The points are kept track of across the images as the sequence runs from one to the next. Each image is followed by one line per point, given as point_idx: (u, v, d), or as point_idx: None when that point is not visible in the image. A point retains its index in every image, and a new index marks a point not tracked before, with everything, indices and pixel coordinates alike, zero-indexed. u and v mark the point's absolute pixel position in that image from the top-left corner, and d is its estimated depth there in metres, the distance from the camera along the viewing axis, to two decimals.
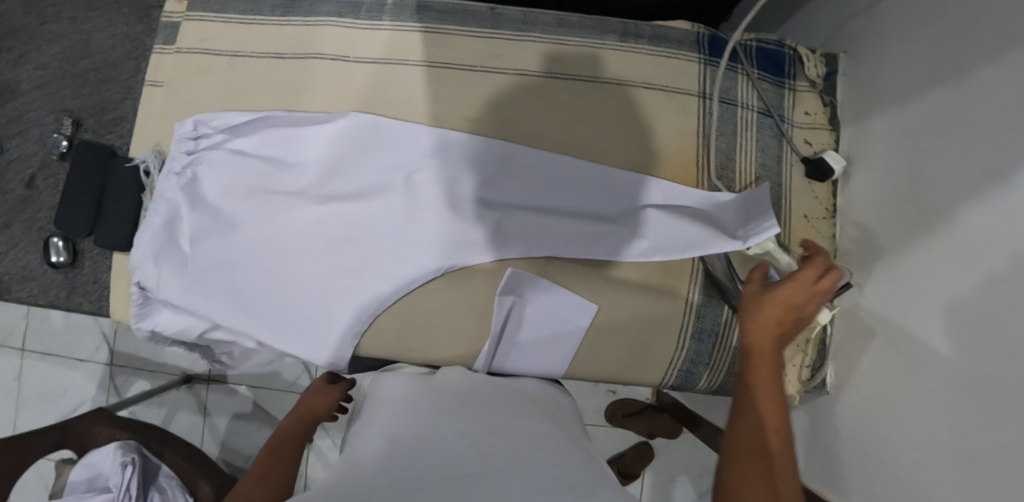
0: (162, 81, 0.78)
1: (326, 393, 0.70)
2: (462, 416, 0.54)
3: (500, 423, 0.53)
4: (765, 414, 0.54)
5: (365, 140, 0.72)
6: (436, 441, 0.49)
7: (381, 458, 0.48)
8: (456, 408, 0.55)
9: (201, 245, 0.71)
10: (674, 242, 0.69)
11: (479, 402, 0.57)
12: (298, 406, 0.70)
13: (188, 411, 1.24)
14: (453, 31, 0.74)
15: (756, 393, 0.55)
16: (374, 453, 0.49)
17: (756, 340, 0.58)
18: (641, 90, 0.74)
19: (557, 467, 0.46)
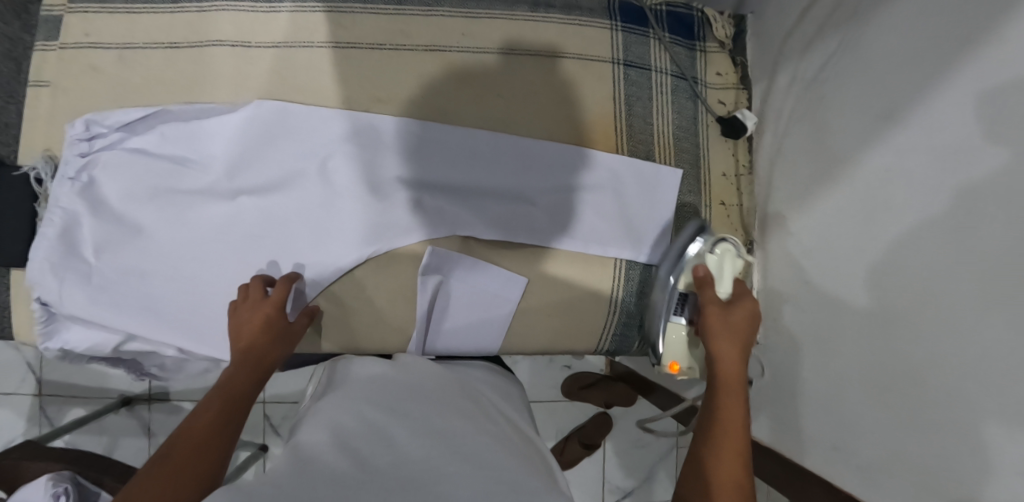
0: (47, 81, 0.72)
1: (263, 318, 0.62)
2: (417, 407, 0.52)
3: (454, 418, 0.51)
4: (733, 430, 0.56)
5: (272, 128, 0.70)
6: (391, 439, 0.47)
7: (329, 448, 0.45)
8: (412, 399, 0.53)
9: (107, 253, 0.68)
10: (584, 231, 0.72)
11: (436, 392, 0.55)
12: (238, 346, 0.60)
13: (131, 436, 1.18)
14: (357, 10, 0.72)
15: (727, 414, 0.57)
16: (321, 440, 0.46)
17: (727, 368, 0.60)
18: (554, 60, 0.74)
19: (510, 470, 0.45)
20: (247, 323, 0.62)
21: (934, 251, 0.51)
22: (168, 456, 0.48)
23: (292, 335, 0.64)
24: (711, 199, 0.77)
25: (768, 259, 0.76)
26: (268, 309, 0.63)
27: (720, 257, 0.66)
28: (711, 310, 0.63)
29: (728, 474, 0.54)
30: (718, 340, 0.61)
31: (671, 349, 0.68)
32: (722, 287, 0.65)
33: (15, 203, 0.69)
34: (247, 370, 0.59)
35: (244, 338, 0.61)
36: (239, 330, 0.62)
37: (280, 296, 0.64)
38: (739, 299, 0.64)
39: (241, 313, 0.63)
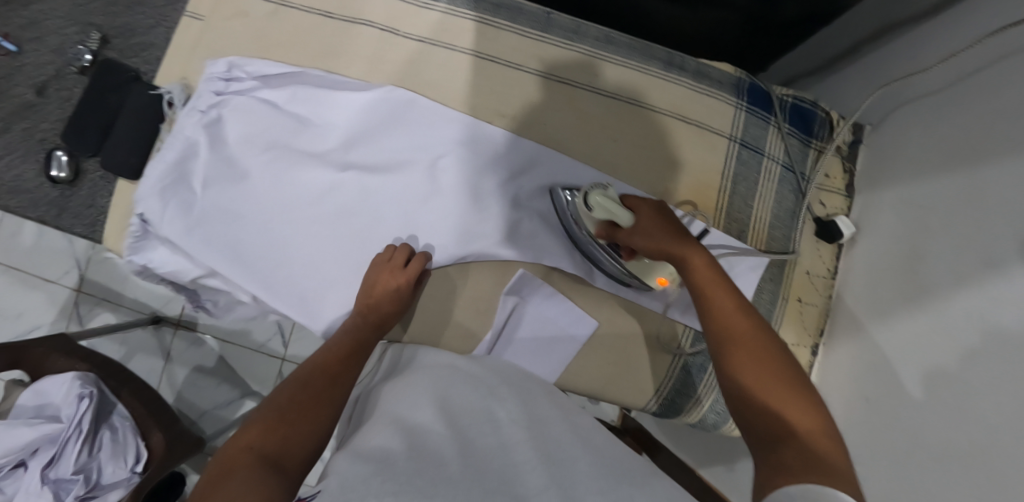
0: (201, 16, 0.75)
1: (391, 280, 0.67)
2: (510, 394, 0.54)
3: (542, 409, 0.53)
4: (764, 362, 0.57)
5: (396, 116, 0.72)
6: (491, 423, 0.49)
7: (437, 430, 0.47)
8: (500, 385, 0.55)
9: (211, 190, 0.70)
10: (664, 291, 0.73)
11: (523, 384, 0.57)
12: (372, 293, 0.67)
13: (149, 354, 1.20)
14: (503, 26, 0.74)
15: (744, 346, 0.58)
16: (428, 420, 0.49)
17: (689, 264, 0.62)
18: (675, 122, 0.76)
19: (608, 460, 0.47)
20: (378, 285, 0.67)
21: (1009, 401, 0.52)
22: (303, 386, 0.61)
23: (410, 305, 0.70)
24: (790, 293, 0.78)
25: (827, 351, 0.76)
26: (400, 281, 0.67)
27: (602, 203, 0.64)
28: (635, 240, 0.65)
29: (753, 363, 0.57)
30: (658, 252, 0.64)
31: (648, 274, 0.69)
32: (621, 221, 0.64)
33: (142, 119, 0.73)
34: (370, 327, 0.67)
35: (373, 296, 0.67)
36: (371, 287, 0.68)
37: (413, 270, 0.68)
38: (641, 215, 0.65)
39: (375, 274, 0.68)
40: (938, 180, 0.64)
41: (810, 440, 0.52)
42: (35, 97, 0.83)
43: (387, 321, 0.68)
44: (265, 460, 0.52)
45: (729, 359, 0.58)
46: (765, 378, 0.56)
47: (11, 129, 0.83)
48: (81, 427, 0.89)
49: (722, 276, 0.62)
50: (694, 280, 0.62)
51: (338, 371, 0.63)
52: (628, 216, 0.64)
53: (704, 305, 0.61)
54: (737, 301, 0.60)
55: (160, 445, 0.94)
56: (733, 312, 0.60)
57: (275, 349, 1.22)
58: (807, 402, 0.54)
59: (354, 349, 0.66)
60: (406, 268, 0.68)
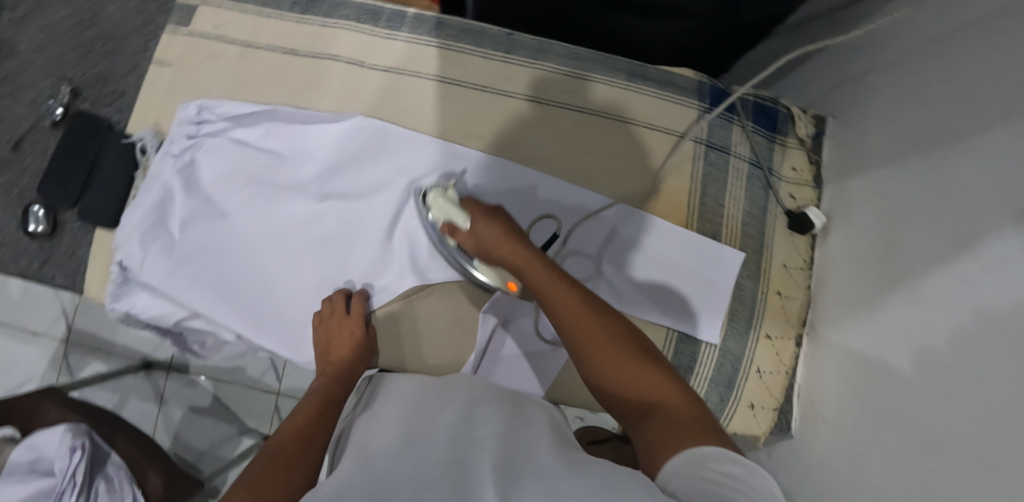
0: (170, 62, 0.77)
1: (340, 329, 0.69)
2: (479, 409, 0.52)
3: (512, 424, 0.51)
4: (611, 345, 0.58)
5: (368, 144, 0.73)
6: (450, 441, 0.47)
7: (395, 455, 0.47)
8: (471, 402, 0.54)
9: (190, 232, 0.71)
10: (646, 296, 0.76)
11: (498, 400, 0.55)
12: (325, 348, 0.69)
13: (143, 399, 1.19)
14: (466, 50, 0.76)
15: (590, 332, 0.59)
16: (387, 450, 0.48)
17: (528, 261, 0.62)
18: (642, 129, 0.78)
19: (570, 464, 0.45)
20: (332, 338, 0.69)
21: (982, 382, 0.52)
22: (277, 451, 0.58)
23: (371, 348, 0.71)
24: (769, 287, 0.77)
25: (809, 343, 0.76)
26: (352, 326, 0.69)
27: (441, 204, 0.67)
28: (472, 240, 0.65)
29: (604, 350, 0.58)
30: (493, 252, 0.64)
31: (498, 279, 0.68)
32: (458, 221, 0.66)
33: (120, 167, 0.74)
34: (336, 383, 0.68)
35: (330, 351, 0.69)
36: (326, 343, 0.69)
37: (358, 312, 0.70)
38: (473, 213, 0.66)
39: (325, 328, 0.69)
40: (906, 168, 0.65)
41: (668, 406, 0.54)
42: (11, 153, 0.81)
43: (353, 371, 0.69)
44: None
45: (584, 350, 0.59)
46: (615, 360, 0.57)
47: None
48: (75, 480, 0.88)
49: (553, 267, 0.62)
50: (534, 278, 0.62)
51: (310, 429, 0.61)
52: (463, 215, 0.66)
53: (547, 303, 0.61)
54: (574, 287, 0.61)
55: (158, 489, 0.96)
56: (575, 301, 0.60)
57: (269, 384, 1.20)
58: (658, 369, 0.57)
59: (318, 411, 0.64)
60: (351, 312, 0.70)
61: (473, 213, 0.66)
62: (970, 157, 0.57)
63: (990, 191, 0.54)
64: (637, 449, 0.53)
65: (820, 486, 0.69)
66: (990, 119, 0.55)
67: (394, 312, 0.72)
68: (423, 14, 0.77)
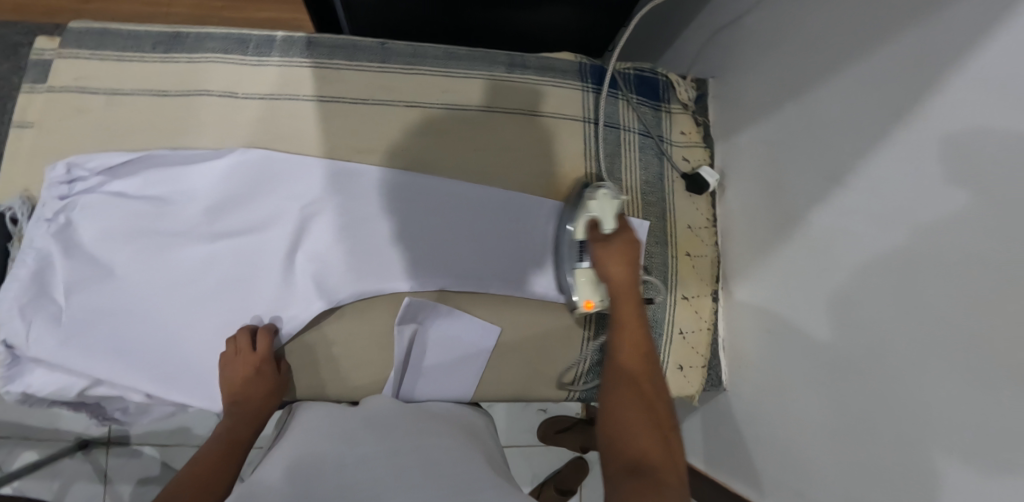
0: (31, 122, 0.73)
1: (246, 364, 0.66)
2: (369, 437, 0.54)
3: (399, 444, 0.53)
4: (647, 402, 0.62)
5: (254, 176, 0.71)
6: (336, 472, 0.49)
7: (281, 485, 0.47)
8: (364, 431, 0.55)
9: (81, 296, 0.67)
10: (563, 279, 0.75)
11: (391, 425, 0.57)
12: (231, 386, 0.67)
13: (85, 481, 1.13)
14: (342, 65, 0.75)
15: (630, 382, 0.63)
16: (274, 480, 0.48)
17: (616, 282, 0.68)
18: (530, 118, 0.79)
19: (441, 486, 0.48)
20: (236, 377, 0.66)
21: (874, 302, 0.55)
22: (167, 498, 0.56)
23: (281, 385, 0.69)
24: (678, 250, 0.79)
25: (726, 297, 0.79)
26: (256, 363, 0.66)
27: (600, 203, 0.69)
28: (598, 247, 0.69)
29: (631, 395, 0.62)
30: (611, 263, 0.68)
31: (583, 291, 0.71)
32: (605, 225, 0.69)
33: None
34: (245, 423, 0.66)
35: (237, 389, 0.66)
36: (231, 382, 0.67)
37: (264, 348, 0.67)
38: (622, 230, 0.69)
39: (231, 367, 0.67)
40: (778, 118, 0.68)
41: (660, 475, 0.55)
42: None
43: (264, 410, 0.67)
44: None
45: (617, 392, 0.63)
46: (641, 413, 0.60)
47: None
48: None
49: (638, 304, 0.67)
50: (620, 303, 0.67)
51: (207, 475, 0.60)
52: (611, 224, 0.69)
53: (614, 330, 0.67)
54: (642, 336, 0.66)
55: None
56: (636, 336, 0.66)
57: None
58: (670, 443, 0.59)
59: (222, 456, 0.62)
60: (257, 348, 0.67)
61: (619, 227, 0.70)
62: (838, 105, 0.60)
63: (852, 125, 0.58)
64: (610, 498, 0.54)
65: (759, 437, 0.72)
66: (842, 57, 0.59)
67: (307, 341, 0.71)
68: (292, 36, 0.76)
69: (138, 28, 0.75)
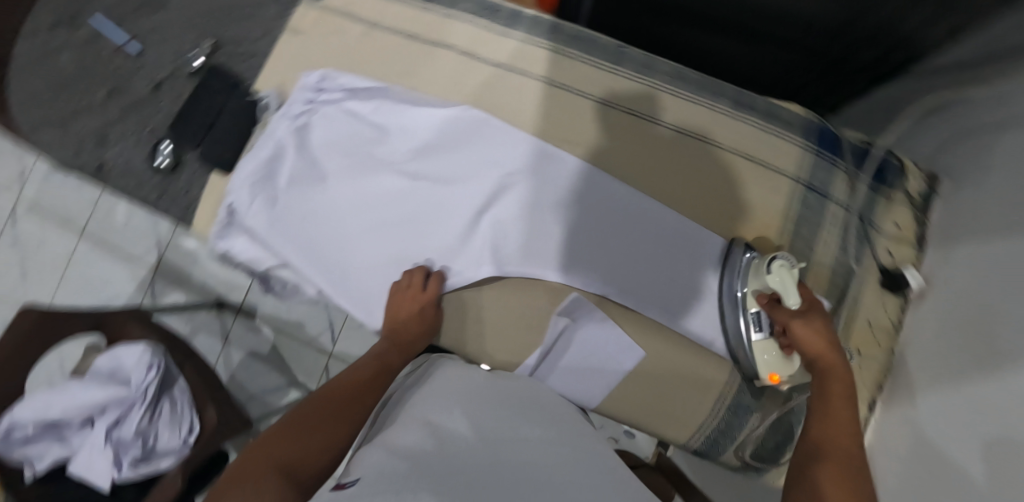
0: (301, 31, 0.82)
1: (409, 299, 0.73)
2: (503, 414, 0.58)
3: (528, 430, 0.57)
4: (851, 484, 0.53)
5: (466, 133, 0.76)
6: (463, 451, 0.51)
7: (417, 449, 0.51)
8: (499, 409, 0.60)
9: (296, 187, 0.76)
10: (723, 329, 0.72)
11: (524, 404, 0.62)
12: (389, 313, 0.73)
13: (210, 335, 1.22)
14: (577, 56, 0.78)
15: (829, 457, 0.56)
16: (413, 442, 0.52)
17: (820, 356, 0.62)
18: (740, 160, 0.76)
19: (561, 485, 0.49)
20: (397, 308, 0.73)
21: None
22: (319, 399, 0.65)
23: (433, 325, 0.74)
24: (848, 344, 0.74)
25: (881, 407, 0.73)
26: (421, 302, 0.72)
27: (778, 276, 0.64)
28: (796, 324, 0.64)
29: (840, 480, 0.53)
30: (810, 344, 0.63)
31: (763, 367, 0.68)
32: (789, 302, 0.64)
33: (242, 121, 0.80)
34: (399, 352, 0.72)
35: (397, 318, 0.73)
36: (395, 310, 0.73)
37: (431, 289, 0.73)
38: (815, 310, 0.64)
39: (398, 292, 0.73)
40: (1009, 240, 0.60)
41: None
42: (149, 93, 0.84)
43: (415, 344, 0.73)
44: (281, 469, 0.55)
45: (814, 463, 0.56)
46: (837, 486, 0.53)
47: (125, 119, 0.83)
48: (145, 396, 0.92)
49: (848, 385, 0.61)
50: (827, 383, 0.61)
51: (358, 390, 0.66)
52: (800, 302, 0.64)
53: (821, 411, 0.60)
54: (853, 419, 0.59)
55: (212, 421, 0.98)
56: (846, 424, 0.58)
57: (324, 345, 1.20)
58: None
59: (374, 374, 0.69)
60: (427, 289, 0.73)
61: (808, 303, 0.65)
62: None
63: None
64: None
65: None
66: None
67: (465, 298, 0.75)
68: (540, 17, 0.79)
69: None
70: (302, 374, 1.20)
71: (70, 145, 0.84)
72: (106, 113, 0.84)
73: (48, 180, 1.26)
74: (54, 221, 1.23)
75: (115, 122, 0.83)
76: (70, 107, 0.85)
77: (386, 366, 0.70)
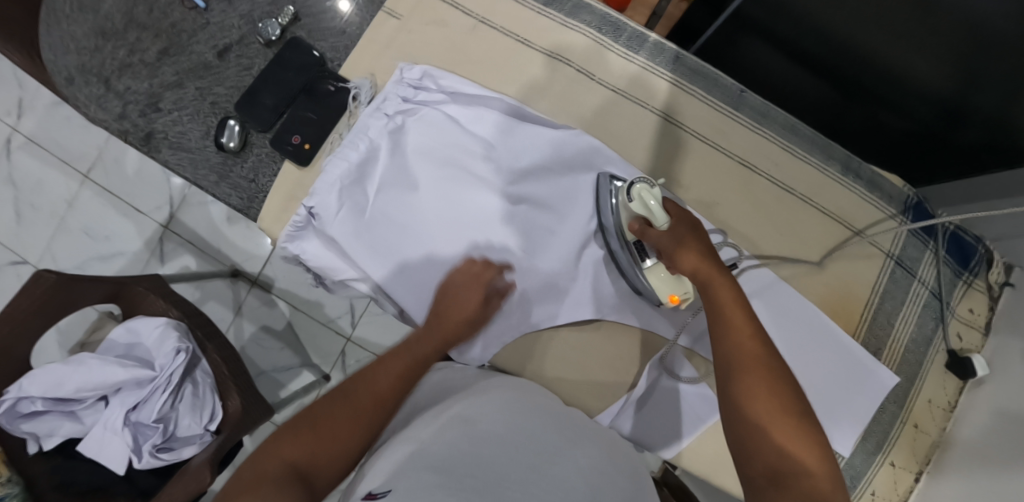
0: (399, 14, 0.74)
1: (469, 288, 0.64)
2: (524, 414, 0.56)
3: (546, 430, 0.55)
4: (776, 397, 0.54)
5: (574, 161, 0.72)
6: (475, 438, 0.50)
7: (431, 441, 0.50)
8: (517, 408, 0.57)
9: (387, 194, 0.70)
10: None
11: (556, 420, 0.58)
12: (444, 298, 0.64)
13: (221, 304, 1.14)
14: (696, 93, 0.75)
15: (742, 373, 0.56)
16: (427, 436, 0.51)
17: (704, 273, 0.60)
18: (840, 228, 0.75)
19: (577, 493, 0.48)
20: (453, 298, 0.63)
21: None
22: (345, 392, 0.58)
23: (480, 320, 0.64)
24: (908, 418, 0.77)
25: (925, 477, 0.76)
26: (479, 296, 0.64)
27: (641, 199, 0.64)
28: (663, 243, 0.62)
29: (765, 391, 0.54)
30: (684, 260, 0.62)
31: (661, 288, 0.66)
32: (658, 223, 0.63)
33: (328, 111, 0.72)
34: (437, 341, 0.62)
35: (447, 308, 0.63)
36: (449, 300, 0.64)
37: (489, 280, 0.64)
38: (678, 220, 0.63)
39: (456, 276, 0.65)
40: None
41: (808, 484, 0.50)
42: (213, 59, 0.75)
43: (460, 335, 0.64)
44: (296, 474, 0.52)
45: (733, 383, 0.56)
46: (766, 404, 0.54)
47: (181, 85, 0.75)
48: (169, 381, 0.85)
49: (735, 289, 0.60)
50: (713, 293, 0.60)
51: (388, 388, 0.58)
52: (665, 217, 0.63)
53: (722, 324, 0.58)
54: (750, 322, 0.58)
55: (236, 412, 0.90)
56: (744, 326, 0.58)
57: (342, 327, 1.15)
58: (806, 439, 0.53)
59: (406, 372, 0.60)
60: (490, 283, 0.64)
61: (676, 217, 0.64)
62: None
63: None
64: None
65: None
66: None
67: (545, 336, 0.72)
68: (664, 44, 0.75)
69: None
70: (316, 355, 1.14)
71: (114, 107, 0.75)
72: (161, 77, 0.75)
73: (52, 113, 1.16)
74: (54, 162, 1.14)
75: (172, 88, 0.75)
76: (116, 63, 0.75)
77: (424, 360, 0.61)
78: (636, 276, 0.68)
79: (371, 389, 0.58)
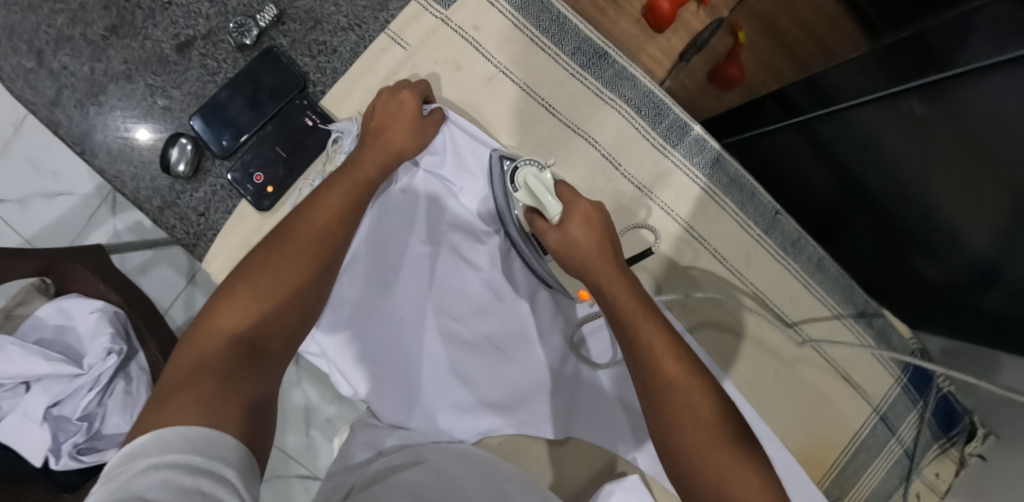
0: (407, 44, 0.62)
1: (392, 98, 0.59)
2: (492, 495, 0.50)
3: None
4: (722, 452, 0.47)
5: None
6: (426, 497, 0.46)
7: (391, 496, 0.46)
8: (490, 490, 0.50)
9: (367, 261, 0.64)
10: None
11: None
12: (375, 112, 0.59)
13: (172, 269, 1.04)
14: (729, 207, 0.67)
15: (675, 413, 0.48)
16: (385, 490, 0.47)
17: (604, 277, 0.56)
18: (835, 374, 0.71)
19: None
20: (381, 112, 0.59)
21: None
22: (281, 239, 0.52)
23: (427, 132, 0.60)
24: None
25: None
26: (405, 105, 0.59)
27: (524, 189, 0.58)
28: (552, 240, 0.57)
29: (703, 444, 0.47)
30: (580, 258, 0.56)
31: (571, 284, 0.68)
32: (548, 212, 0.57)
33: (304, 150, 0.62)
34: (380, 164, 0.58)
35: (380, 121, 0.59)
36: (383, 116, 0.59)
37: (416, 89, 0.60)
38: (571, 212, 0.57)
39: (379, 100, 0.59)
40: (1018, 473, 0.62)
41: None
42: (171, 52, 0.62)
43: (400, 153, 0.59)
44: (242, 343, 0.46)
45: (669, 436, 0.48)
46: (714, 464, 0.46)
47: (129, 78, 0.62)
48: (99, 380, 0.80)
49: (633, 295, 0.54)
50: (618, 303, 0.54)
51: (334, 220, 0.54)
52: (557, 209, 0.57)
53: (634, 354, 0.52)
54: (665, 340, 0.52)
55: None
56: (647, 323, 0.53)
57: None
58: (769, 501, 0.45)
59: (349, 202, 0.56)
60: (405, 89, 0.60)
61: (568, 199, 0.58)
62: None
63: None
64: None
65: None
66: None
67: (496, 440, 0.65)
68: (706, 142, 0.66)
69: (575, 22, 0.64)
70: None
71: (46, 89, 0.62)
72: (106, 63, 0.62)
73: None
74: None
75: (118, 79, 0.62)
76: (52, 33, 0.62)
77: (365, 183, 0.57)
78: (538, 266, 0.64)
79: (313, 231, 0.53)
